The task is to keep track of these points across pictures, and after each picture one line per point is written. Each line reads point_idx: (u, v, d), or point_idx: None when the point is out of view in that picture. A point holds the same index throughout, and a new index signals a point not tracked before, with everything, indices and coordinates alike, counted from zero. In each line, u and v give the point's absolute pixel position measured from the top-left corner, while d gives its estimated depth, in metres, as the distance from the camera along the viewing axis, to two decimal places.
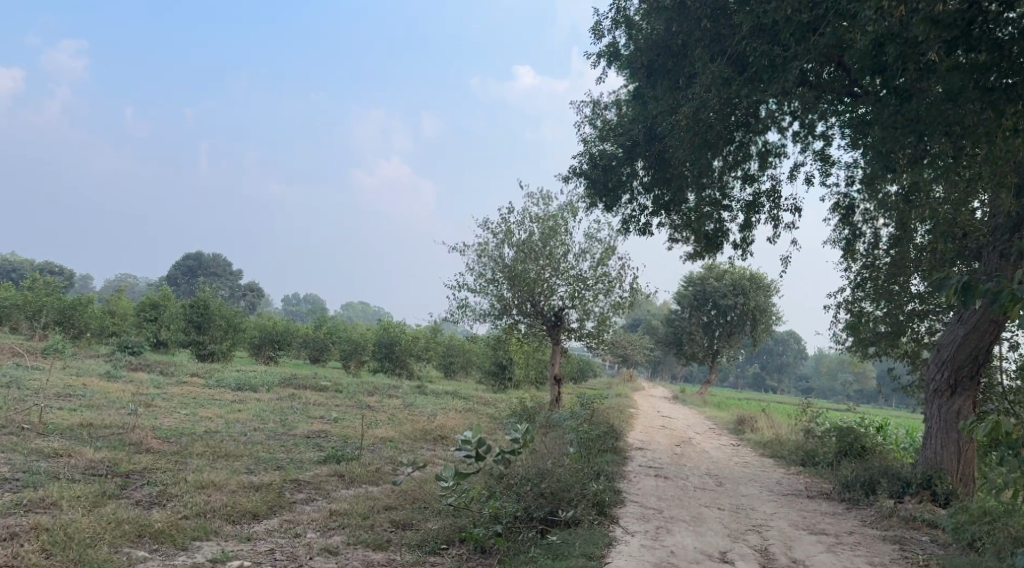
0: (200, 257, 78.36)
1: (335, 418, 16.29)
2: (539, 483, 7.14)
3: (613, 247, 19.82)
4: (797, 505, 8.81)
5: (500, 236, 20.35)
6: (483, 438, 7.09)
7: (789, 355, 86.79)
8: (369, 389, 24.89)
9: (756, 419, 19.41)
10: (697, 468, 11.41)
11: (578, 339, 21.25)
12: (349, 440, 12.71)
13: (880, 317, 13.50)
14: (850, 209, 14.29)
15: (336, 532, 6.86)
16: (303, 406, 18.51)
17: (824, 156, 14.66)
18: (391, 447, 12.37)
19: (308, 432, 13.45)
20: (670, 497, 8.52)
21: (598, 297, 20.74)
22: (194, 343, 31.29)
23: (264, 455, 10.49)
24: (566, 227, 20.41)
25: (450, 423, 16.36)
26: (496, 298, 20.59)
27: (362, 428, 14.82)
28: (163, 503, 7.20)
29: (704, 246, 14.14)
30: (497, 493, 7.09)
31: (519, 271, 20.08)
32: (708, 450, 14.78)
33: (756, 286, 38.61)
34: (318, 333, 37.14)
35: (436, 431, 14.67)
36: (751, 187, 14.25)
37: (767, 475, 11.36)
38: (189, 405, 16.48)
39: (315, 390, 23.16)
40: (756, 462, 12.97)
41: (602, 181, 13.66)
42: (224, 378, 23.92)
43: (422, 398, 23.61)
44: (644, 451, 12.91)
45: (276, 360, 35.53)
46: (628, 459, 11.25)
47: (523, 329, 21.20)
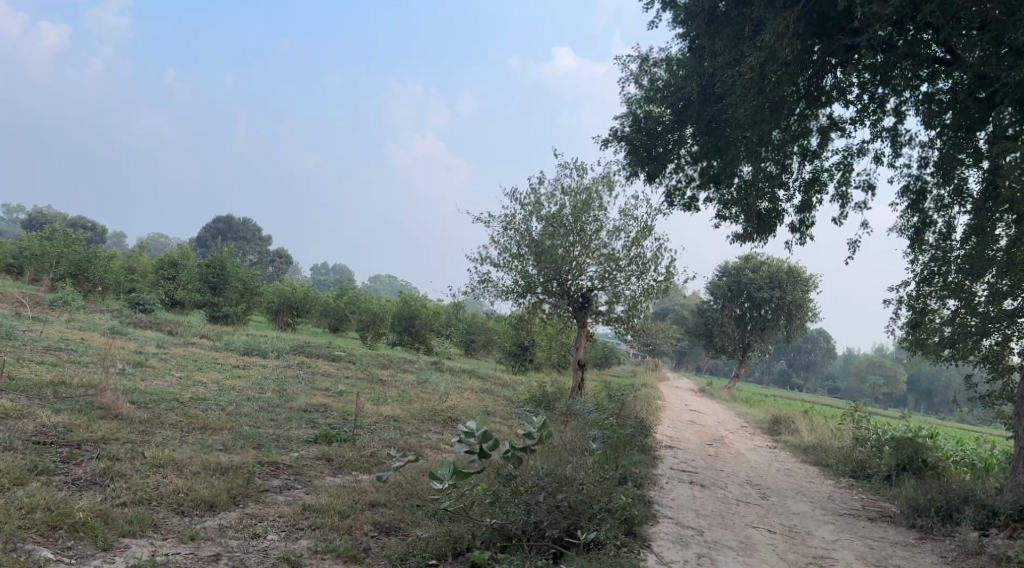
0: (231, 220, 77.96)
1: (340, 391, 15.22)
2: (555, 493, 5.83)
3: (650, 227, 18.37)
4: (860, 531, 7.47)
5: (528, 208, 18.98)
6: (490, 433, 5.85)
7: (818, 354, 84.73)
8: (383, 362, 23.84)
9: (794, 421, 17.95)
10: (736, 474, 10.06)
11: (606, 323, 19.88)
12: (348, 418, 11.55)
13: (947, 318, 12.00)
14: (921, 194, 12.73)
15: (304, 535, 5.67)
16: (309, 376, 17.48)
17: (895, 134, 13.08)
18: (393, 428, 11.19)
19: (305, 405, 12.32)
20: (711, 512, 7.21)
21: (630, 279, 19.30)
22: (208, 304, 30.50)
23: (247, 430, 9.35)
24: (600, 201, 18.98)
25: (462, 404, 15.19)
26: (520, 274, 19.28)
27: (366, 404, 13.66)
28: (104, 484, 6.09)
29: (755, 225, 12.71)
30: (503, 501, 5.83)
31: (547, 247, 18.74)
32: (744, 453, 13.44)
33: (795, 280, 36.77)
34: (339, 303, 36.21)
35: (445, 413, 13.49)
36: (811, 164, 12.75)
37: (816, 487, 10.00)
38: (186, 368, 15.50)
39: (326, 360, 22.16)
40: (800, 470, 11.59)
41: (645, 147, 12.35)
42: (233, 341, 23.02)
43: (438, 375, 22.48)
44: (675, 450, 11.58)
45: (293, 326, 34.68)
46: (657, 460, 9.93)
47: (547, 309, 19.90)
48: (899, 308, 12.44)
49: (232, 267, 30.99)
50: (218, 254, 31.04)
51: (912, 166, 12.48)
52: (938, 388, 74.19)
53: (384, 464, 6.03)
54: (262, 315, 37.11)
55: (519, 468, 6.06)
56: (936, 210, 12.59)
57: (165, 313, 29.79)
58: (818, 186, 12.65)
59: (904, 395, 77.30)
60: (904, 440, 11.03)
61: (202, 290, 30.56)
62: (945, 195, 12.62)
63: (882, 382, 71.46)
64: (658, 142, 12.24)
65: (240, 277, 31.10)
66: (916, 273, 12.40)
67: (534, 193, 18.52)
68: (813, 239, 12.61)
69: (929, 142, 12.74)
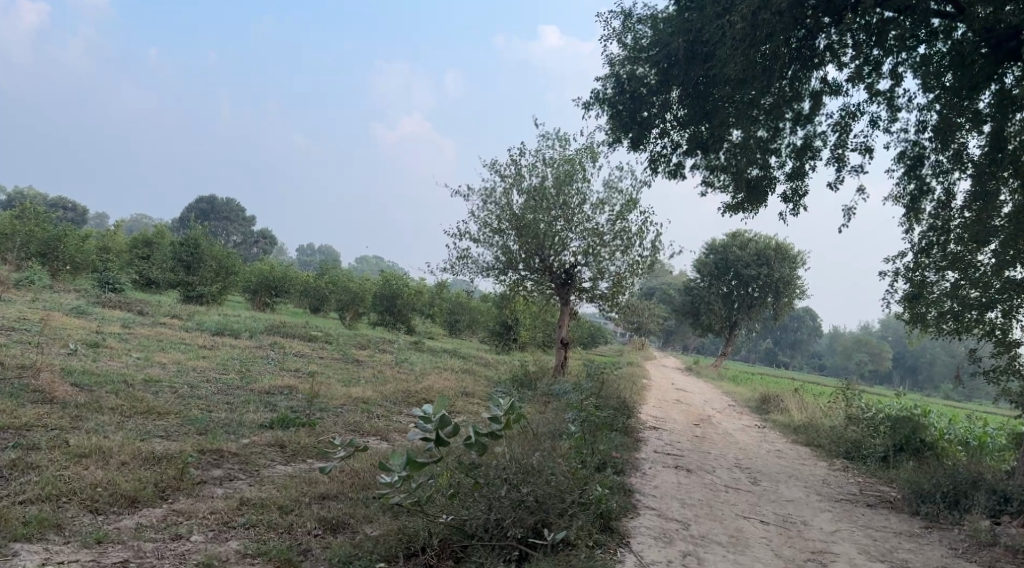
0: (213, 200, 76.56)
1: (310, 372, 14.51)
2: (520, 486, 5.19)
3: (635, 200, 17.67)
4: (860, 519, 6.90)
5: (509, 180, 18.20)
6: (450, 418, 5.14)
7: (804, 332, 84.88)
8: (362, 342, 23.11)
9: (783, 400, 17.44)
10: (724, 457, 9.47)
11: (589, 301, 19.23)
12: (314, 400, 10.85)
13: (946, 290, 11.41)
14: (918, 160, 12.10)
15: (234, 535, 5.03)
16: (280, 357, 16.74)
17: (890, 98, 12.42)
18: (361, 411, 10.50)
19: (269, 387, 11.60)
20: (697, 502, 6.60)
21: (615, 254, 18.62)
22: (182, 284, 29.54)
23: (197, 414, 8.62)
24: (583, 173, 18.22)
25: (438, 385, 14.52)
26: (501, 250, 18.56)
27: (336, 385, 12.94)
28: (10, 479, 5.41)
29: (746, 193, 12.07)
30: (462, 496, 5.18)
31: (528, 221, 18.01)
32: (732, 433, 12.86)
33: (782, 257, 36.27)
34: (319, 282, 35.32)
35: (420, 394, 12.82)
36: (803, 129, 12.08)
37: (808, 470, 9.41)
38: (148, 349, 14.68)
39: (301, 341, 21.40)
40: (791, 452, 11.00)
41: (629, 110, 11.72)
42: (204, 321, 22.17)
43: (417, 356, 21.78)
44: (660, 431, 10.96)
45: (272, 306, 33.84)
46: (640, 443, 9.31)
47: (529, 286, 19.22)
48: (896, 280, 11.86)
49: (206, 246, 30.04)
50: (192, 232, 30.06)
51: (910, 130, 11.83)
52: (923, 365, 74.44)
53: (332, 449, 5.44)
54: (239, 295, 36.17)
55: (483, 456, 5.41)
56: (934, 176, 11.97)
57: (137, 293, 28.84)
58: (811, 152, 12.00)
59: (889, 373, 77.56)
60: (901, 419, 10.47)
61: (175, 269, 29.60)
62: (943, 161, 11.99)
63: (867, 360, 71.53)
64: (643, 104, 11.57)
65: (214, 255, 30.14)
66: (914, 244, 11.89)
67: (515, 164, 17.72)
68: (807, 208, 11.99)
69: (926, 105, 12.10)
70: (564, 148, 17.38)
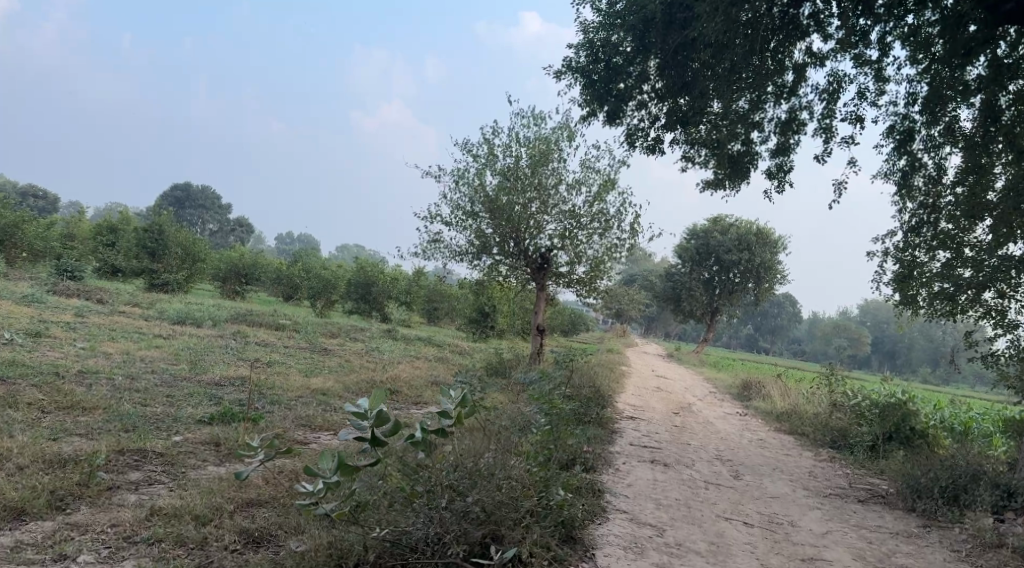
0: (188, 188, 75.10)
1: (270, 362, 13.74)
2: (466, 496, 4.72)
3: (613, 180, 16.97)
4: (852, 517, 6.33)
5: (481, 160, 17.39)
6: (389, 413, 4.47)
7: (784, 318, 84.92)
8: (332, 330, 22.34)
9: (766, 387, 16.90)
10: (705, 448, 8.85)
11: (566, 286, 18.55)
12: (267, 393, 10.09)
13: (938, 271, 10.95)
14: (909, 135, 11.53)
15: (129, 556, 4.54)
16: (241, 347, 15.94)
17: (878, 69, 11.80)
18: (317, 403, 9.75)
19: (220, 378, 10.82)
20: (674, 501, 5.99)
21: (592, 237, 17.94)
22: (147, 272, 28.55)
23: (129, 409, 7.85)
24: (559, 153, 17.46)
25: (406, 374, 13.83)
26: (474, 233, 17.80)
27: (294, 375, 12.19)
28: None
29: (728, 170, 11.45)
30: (401, 507, 4.74)
31: (502, 203, 17.26)
32: (714, 421, 12.28)
33: (763, 242, 35.77)
34: (292, 269, 34.35)
35: (385, 385, 12.08)
36: (787, 103, 11.45)
37: (794, 461, 8.82)
38: (97, 338, 13.87)
39: (268, 330, 20.60)
40: (775, 441, 10.43)
41: (603, 80, 11.01)
42: (167, 310, 21.25)
43: (390, 344, 21.07)
44: (637, 422, 10.33)
45: (243, 295, 32.95)
46: (615, 435, 8.66)
47: (504, 271, 18.50)
48: (886, 260, 11.36)
49: (172, 232, 29.00)
50: (157, 218, 29.06)
51: (898, 103, 11.25)
52: (901, 349, 74.72)
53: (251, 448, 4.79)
54: (209, 283, 35.20)
55: (431, 457, 4.90)
56: (924, 151, 11.43)
57: (101, 282, 27.87)
58: (796, 126, 11.38)
59: (868, 358, 77.83)
60: (889, 405, 9.94)
61: (139, 256, 28.61)
62: (934, 135, 11.43)
63: (846, 344, 71.62)
64: (618, 74, 10.87)
65: (181, 242, 29.12)
66: (904, 222, 11.41)
67: (488, 144, 16.93)
68: (792, 185, 11.40)
69: (916, 76, 11.50)
70: (539, 127, 16.58)
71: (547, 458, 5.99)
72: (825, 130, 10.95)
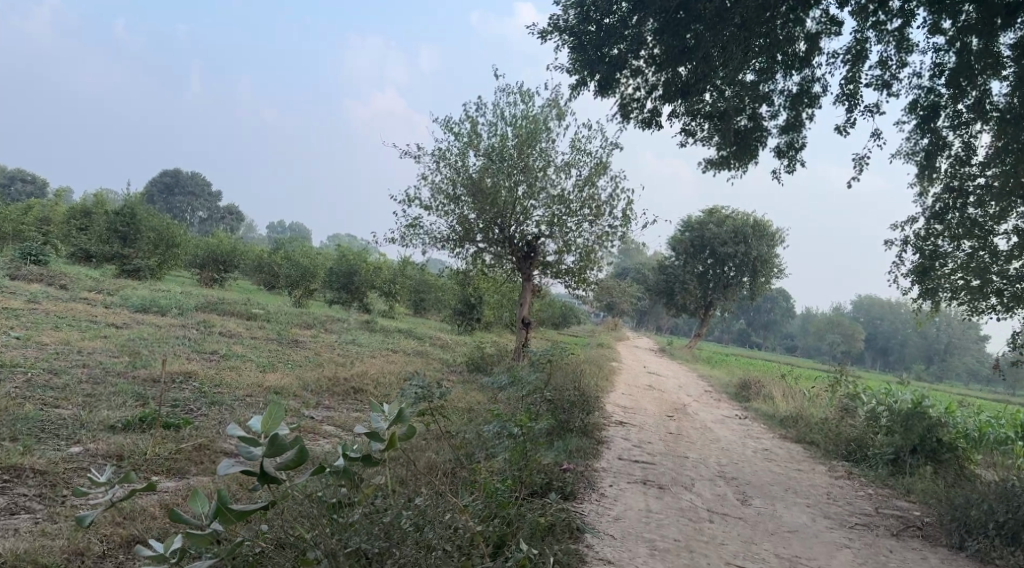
0: (177, 174, 73.55)
1: (227, 354, 12.56)
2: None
3: (606, 164, 15.79)
4: (888, 560, 5.34)
5: (464, 139, 16.11)
6: (282, 440, 3.57)
7: (776, 314, 84.25)
8: (306, 320, 21.12)
9: (766, 387, 15.88)
10: (705, 461, 7.79)
11: (553, 277, 17.40)
12: (209, 392, 8.93)
13: (962, 262, 9.90)
14: (933, 111, 10.38)
15: None
16: (200, 337, 14.75)
17: (899, 39, 10.62)
18: (264, 404, 8.64)
19: (160, 374, 9.65)
20: (674, 545, 4.99)
21: (583, 225, 16.73)
22: (117, 258, 27.17)
23: (30, 411, 6.70)
24: (549, 133, 16.20)
25: (376, 369, 12.69)
26: (457, 219, 16.57)
27: (249, 370, 11.02)
28: None
29: (732, 148, 10.31)
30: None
31: (487, 186, 16.03)
32: (711, 426, 11.21)
33: (759, 235, 34.72)
34: (272, 257, 33.02)
35: (348, 381, 10.94)
36: (800, 74, 10.30)
37: (806, 477, 7.76)
38: (36, 326, 12.63)
39: (237, 319, 19.37)
40: (781, 451, 9.34)
41: (596, 43, 9.81)
42: (130, 297, 19.96)
43: (366, 335, 19.90)
44: (627, 428, 9.23)
45: (220, 282, 31.63)
46: (603, 446, 7.59)
47: (488, 259, 17.36)
48: (904, 250, 10.27)
49: (144, 215, 27.62)
50: (129, 200, 27.68)
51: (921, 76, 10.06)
52: (895, 345, 74.07)
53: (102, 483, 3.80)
54: (186, 269, 33.80)
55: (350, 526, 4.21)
56: (949, 130, 10.22)
57: (68, 267, 26.50)
58: (808, 98, 10.18)
59: (861, 355, 77.13)
60: (910, 414, 8.88)
61: (109, 240, 27.22)
62: (960, 112, 10.22)
63: (840, 341, 70.80)
64: (611, 37, 9.68)
65: (153, 226, 27.76)
66: (925, 207, 10.24)
67: (472, 122, 15.66)
68: (803, 165, 10.30)
69: (942, 46, 10.31)
70: (526, 104, 15.31)
71: (512, 495, 4.98)
72: (846, 100, 9.86)
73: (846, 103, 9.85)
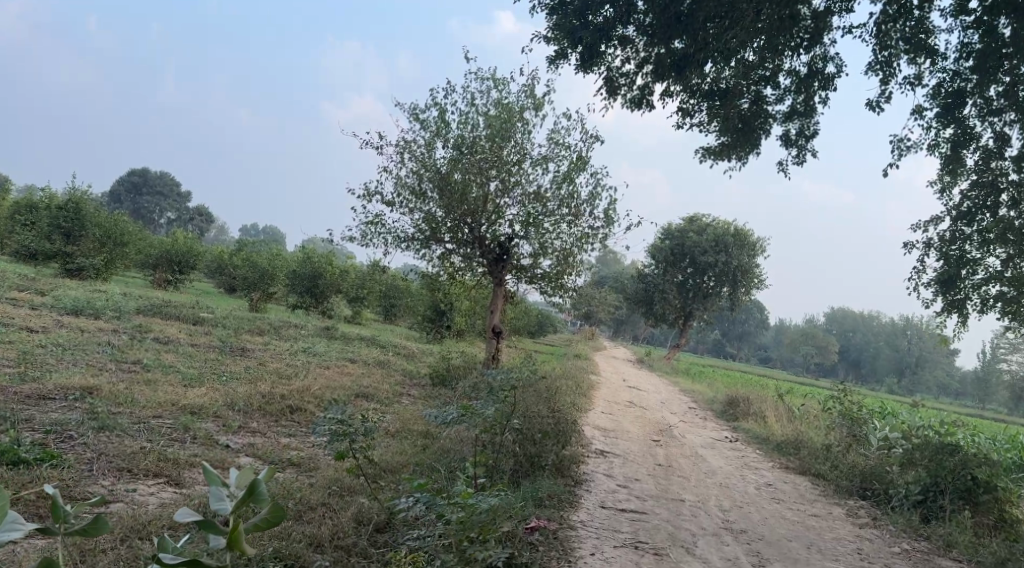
0: (146, 175, 71.08)
1: (150, 364, 10.94)
2: None
3: (586, 158, 14.39)
4: None
5: (432, 129, 14.60)
6: None
7: (752, 324, 83.79)
8: (260, 325, 19.46)
9: (756, 405, 14.57)
10: (704, 504, 6.40)
11: (528, 283, 15.98)
12: (106, 413, 7.38)
13: (995, 271, 8.59)
14: (959, 98, 9.01)
15: None
16: (128, 344, 13.09)
17: None
18: (171, 431, 7.11)
19: (52, 391, 8.05)
20: None
21: (560, 226, 15.28)
22: (60, 255, 25.16)
23: None
24: (524, 125, 14.74)
25: (324, 383, 11.13)
26: (422, 217, 15.08)
27: (169, 385, 9.45)
28: None
29: (735, 135, 8.97)
30: None
31: (455, 181, 14.56)
32: (703, 452, 9.83)
33: (740, 244, 33.59)
34: (232, 258, 31.15)
35: (285, 398, 9.40)
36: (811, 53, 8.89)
37: (827, 525, 6.43)
38: None
39: (182, 324, 17.65)
40: (790, 488, 7.97)
41: (578, 6, 8.41)
42: (64, 298, 18.13)
43: (324, 343, 18.29)
44: (610, 459, 7.82)
45: (175, 284, 29.70)
46: (582, 490, 6.18)
47: (456, 261, 15.89)
48: (926, 254, 8.95)
49: (91, 212, 25.69)
50: (74, 194, 25.71)
51: (946, 56, 8.66)
52: (869, 358, 73.70)
53: None
54: (139, 271, 31.72)
55: None
56: (978, 119, 8.96)
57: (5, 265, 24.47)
58: (821, 79, 8.82)
59: (836, 367, 76.78)
60: (939, 446, 7.57)
61: (52, 237, 25.24)
62: (990, 98, 8.84)
63: (815, 354, 70.28)
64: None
65: (100, 224, 25.83)
66: (952, 206, 8.78)
67: (439, 110, 14.17)
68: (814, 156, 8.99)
69: (968, 23, 8.87)
70: (500, 91, 13.85)
71: None
72: (879, 70, 8.57)
73: (878, 74, 8.59)
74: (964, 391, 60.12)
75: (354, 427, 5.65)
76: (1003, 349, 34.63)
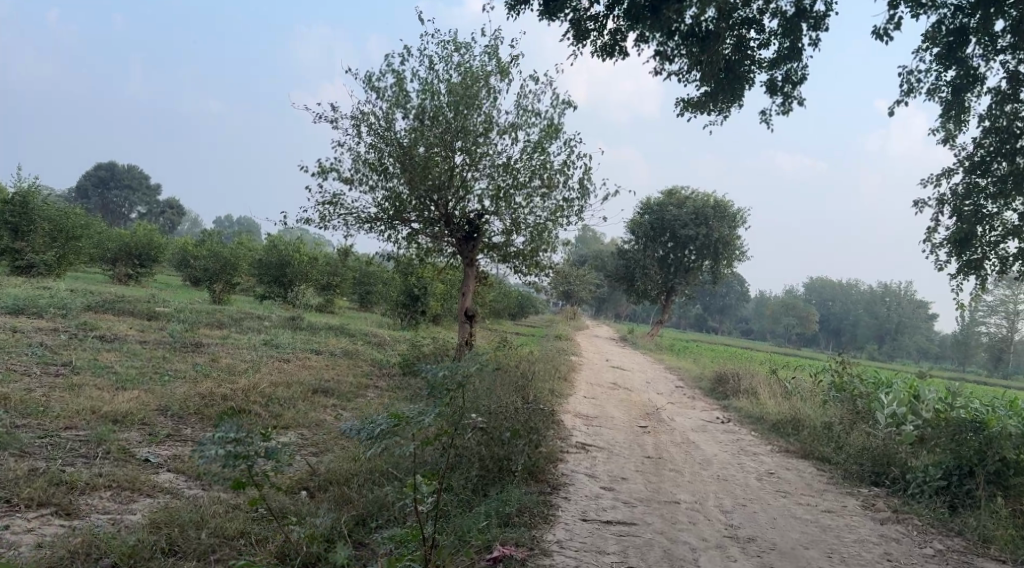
0: (112, 169, 68.88)
1: (82, 366, 9.85)
2: None
3: (557, 125, 13.40)
4: None
5: (390, 99, 13.49)
6: None
7: (733, 297, 83.47)
8: (221, 318, 18.32)
9: (746, 381, 13.76)
10: (703, 506, 5.54)
11: (501, 262, 15.02)
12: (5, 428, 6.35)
13: (1013, 227, 7.80)
14: (962, 36, 8.03)
15: None
16: (64, 343, 11.98)
17: None
18: (81, 445, 6.11)
19: None
20: None
21: (532, 200, 14.32)
22: (8, 252, 23.73)
23: None
24: (488, 91, 13.69)
25: (276, 378, 10.11)
26: (384, 195, 14.03)
27: (95, 389, 8.40)
28: None
29: (716, 84, 8.03)
30: None
31: (419, 156, 13.48)
32: (694, 438, 8.98)
33: (721, 215, 32.77)
34: (196, 248, 29.80)
35: (229, 397, 8.40)
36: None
37: (844, 523, 5.62)
38: None
39: (134, 320, 16.47)
40: (793, 476, 7.14)
41: None
42: (5, 297, 16.87)
43: (289, 334, 17.23)
44: (594, 454, 6.94)
45: (136, 279, 28.32)
46: (560, 498, 5.32)
47: (424, 242, 14.88)
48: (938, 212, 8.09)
49: (39, 204, 24.21)
50: (21, 187, 24.22)
51: None
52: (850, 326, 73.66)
53: None
54: (98, 266, 30.24)
55: None
56: (983, 59, 8.06)
57: None
58: (811, 19, 7.90)
59: (818, 337, 76.73)
60: (959, 425, 6.75)
61: None
62: (996, 35, 7.94)
63: (798, 325, 70.08)
64: None
65: (50, 217, 24.40)
66: (963, 156, 7.93)
67: (396, 78, 13.06)
68: (803, 105, 8.09)
69: None
70: (460, 55, 12.77)
71: None
72: None
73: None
74: (943, 355, 60.26)
75: (254, 444, 4.67)
76: (986, 313, 34.27)
